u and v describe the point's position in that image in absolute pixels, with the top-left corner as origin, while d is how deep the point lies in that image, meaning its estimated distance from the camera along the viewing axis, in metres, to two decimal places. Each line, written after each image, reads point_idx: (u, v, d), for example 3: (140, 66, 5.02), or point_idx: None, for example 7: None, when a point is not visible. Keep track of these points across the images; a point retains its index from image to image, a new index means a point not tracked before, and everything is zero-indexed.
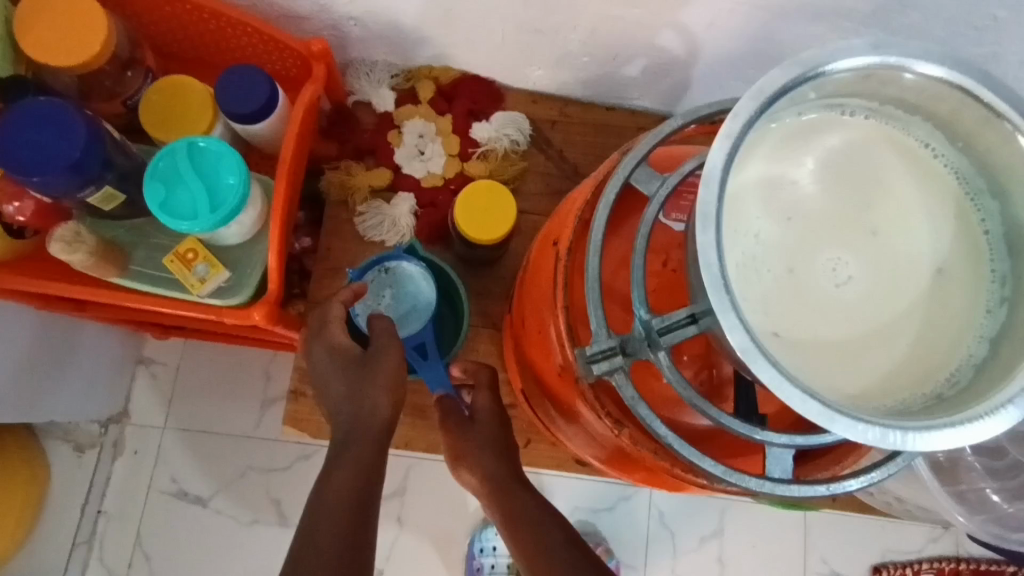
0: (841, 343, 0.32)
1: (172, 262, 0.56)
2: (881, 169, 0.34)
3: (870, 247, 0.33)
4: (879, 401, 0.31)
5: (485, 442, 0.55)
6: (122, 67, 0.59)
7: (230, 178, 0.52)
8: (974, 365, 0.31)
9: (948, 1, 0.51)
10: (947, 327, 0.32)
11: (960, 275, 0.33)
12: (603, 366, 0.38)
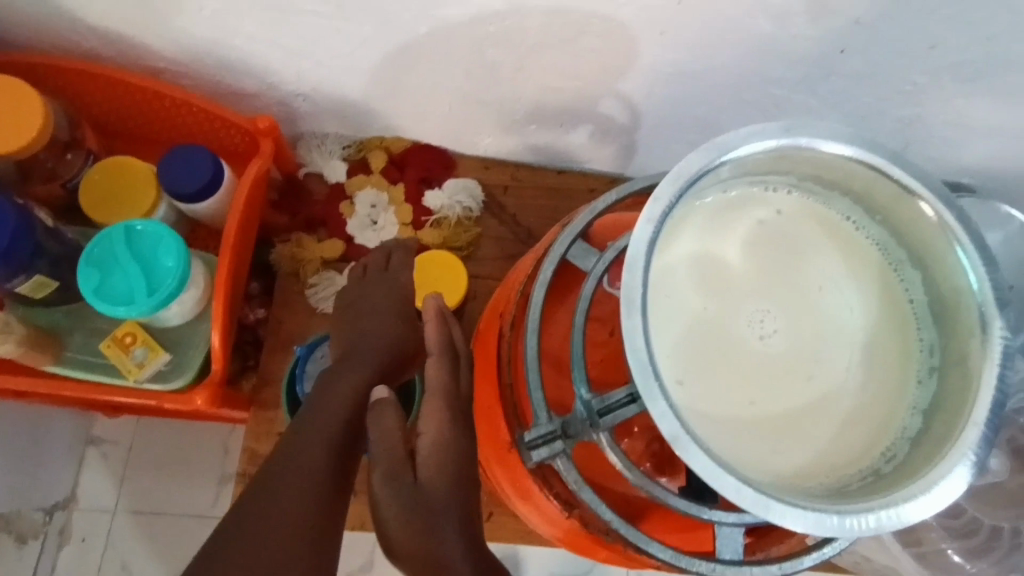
0: (778, 419, 0.32)
1: (108, 347, 0.54)
2: (806, 243, 0.35)
3: (802, 320, 0.33)
4: (817, 479, 0.31)
5: (446, 519, 0.41)
6: (62, 149, 0.58)
7: (168, 260, 0.51)
8: (909, 438, 0.32)
9: (867, 68, 0.54)
10: (878, 399, 0.33)
11: (888, 346, 0.34)
12: (544, 452, 0.38)
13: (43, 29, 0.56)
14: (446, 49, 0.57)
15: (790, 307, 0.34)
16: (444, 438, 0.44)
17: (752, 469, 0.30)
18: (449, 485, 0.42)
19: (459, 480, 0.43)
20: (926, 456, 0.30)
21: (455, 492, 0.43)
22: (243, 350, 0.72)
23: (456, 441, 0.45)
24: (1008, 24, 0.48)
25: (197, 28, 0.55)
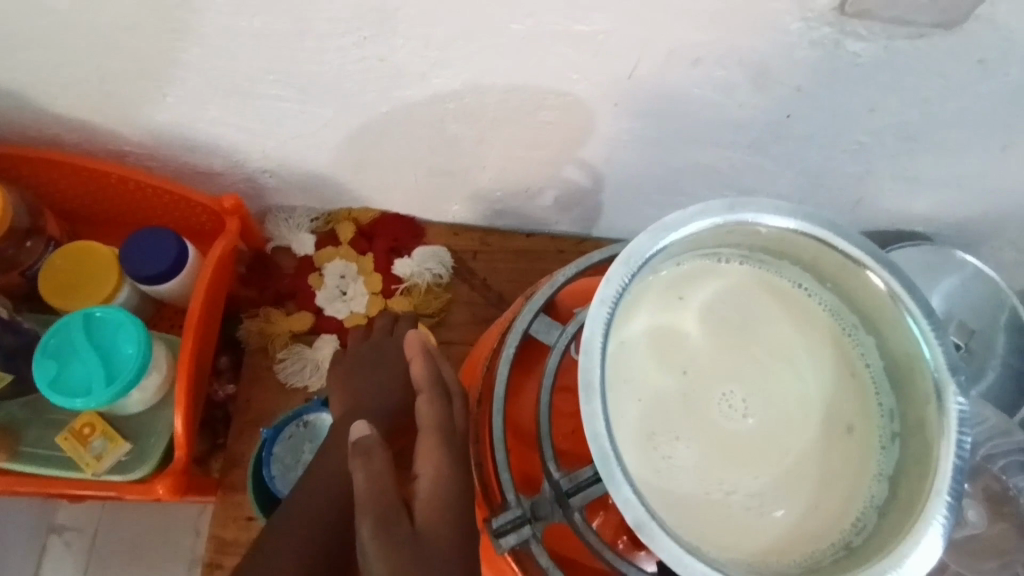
0: (747, 495, 0.32)
1: (64, 440, 0.52)
2: (762, 313, 0.35)
3: (763, 390, 0.34)
4: (790, 556, 0.31)
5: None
6: (21, 237, 0.58)
7: (128, 346, 0.51)
8: (878, 507, 0.32)
9: (815, 130, 0.57)
10: (844, 468, 0.33)
11: (849, 413, 0.34)
12: (513, 538, 0.37)
13: (5, 119, 0.57)
14: (410, 126, 0.58)
15: (749, 378, 0.34)
16: (444, 473, 0.38)
17: (723, 551, 0.30)
18: (449, 541, 0.36)
19: (460, 536, 0.37)
20: (895, 528, 0.30)
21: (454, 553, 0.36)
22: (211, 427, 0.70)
23: (456, 486, 0.38)
24: (940, 88, 0.51)
25: (163, 114, 0.56)
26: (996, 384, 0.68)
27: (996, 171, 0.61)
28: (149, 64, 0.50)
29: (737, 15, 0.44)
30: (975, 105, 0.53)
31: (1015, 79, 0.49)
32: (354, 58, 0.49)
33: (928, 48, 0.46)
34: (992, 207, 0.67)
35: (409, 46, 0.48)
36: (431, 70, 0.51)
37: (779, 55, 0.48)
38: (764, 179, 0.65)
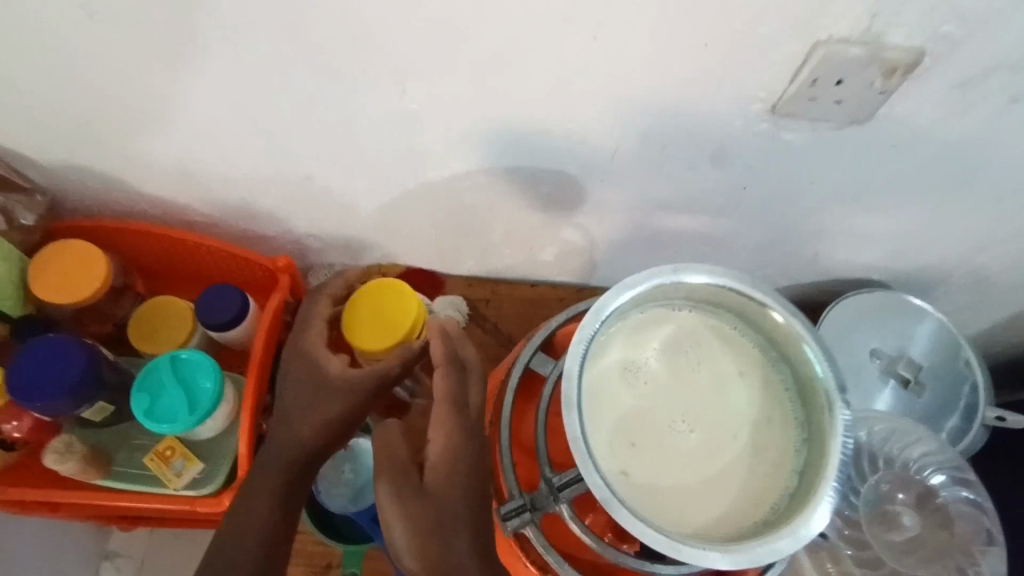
0: (692, 485, 0.42)
1: (151, 460, 0.64)
2: (706, 347, 0.46)
3: (706, 407, 0.45)
4: (724, 529, 0.41)
5: (452, 519, 0.47)
6: (117, 293, 0.71)
7: (207, 381, 0.62)
8: (790, 493, 0.42)
9: (769, 199, 0.69)
10: (768, 465, 0.43)
11: (773, 422, 0.44)
12: (516, 521, 0.47)
13: (106, 198, 0.70)
14: (433, 197, 0.71)
15: (695, 398, 0.45)
16: (453, 445, 0.49)
17: (671, 525, 0.41)
18: (455, 493, 0.48)
19: (463, 492, 0.48)
20: (801, 508, 0.40)
21: (459, 503, 0.48)
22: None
23: (461, 455, 0.49)
24: (865, 166, 0.62)
25: (233, 191, 0.69)
26: (944, 408, 0.79)
27: (929, 229, 0.72)
28: (231, 155, 0.63)
29: (690, 112, 0.57)
30: (898, 176, 0.64)
31: (926, 157, 0.61)
32: (391, 146, 0.62)
33: (848, 136, 0.58)
34: (934, 255, 0.77)
35: (434, 138, 0.61)
36: (451, 155, 0.63)
37: (729, 141, 0.60)
38: (733, 236, 0.76)
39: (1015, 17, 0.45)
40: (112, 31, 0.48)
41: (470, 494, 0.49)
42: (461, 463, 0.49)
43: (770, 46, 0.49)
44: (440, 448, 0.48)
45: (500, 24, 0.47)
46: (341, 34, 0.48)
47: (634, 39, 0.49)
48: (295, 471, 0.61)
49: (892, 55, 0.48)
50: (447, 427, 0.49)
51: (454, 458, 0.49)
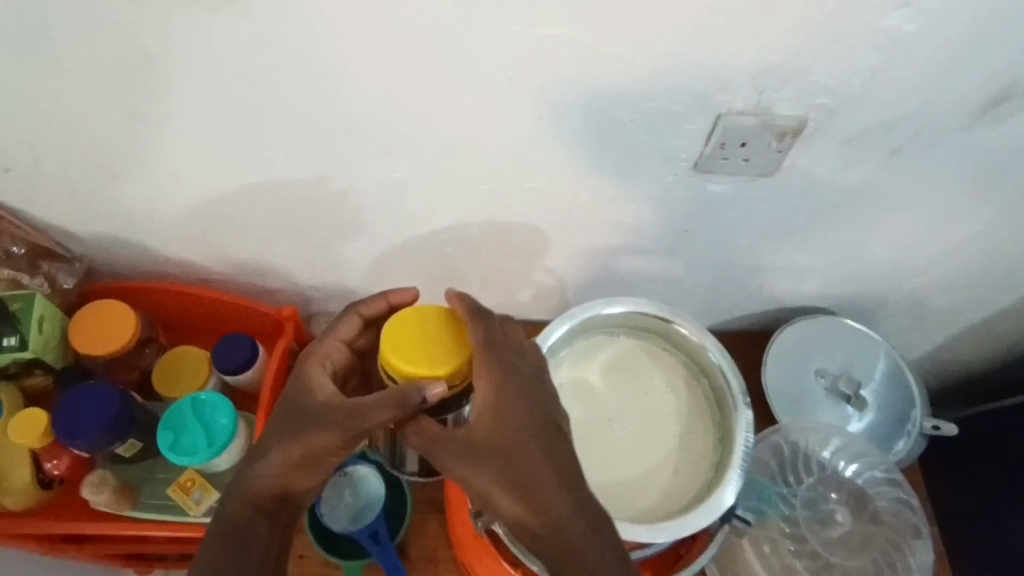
0: (633, 476, 0.62)
1: (174, 492, 0.73)
2: (640, 368, 0.67)
3: (641, 416, 0.65)
4: (657, 509, 0.60)
5: (518, 450, 0.53)
6: (143, 344, 0.81)
7: (222, 418, 0.71)
8: (707, 479, 0.61)
9: (710, 242, 0.78)
10: (693, 458, 0.63)
11: (694, 425, 0.65)
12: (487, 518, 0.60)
13: (134, 262, 0.81)
14: (417, 251, 0.81)
15: (633, 409, 0.65)
16: (495, 384, 0.55)
17: (617, 508, 0.60)
18: (510, 429, 0.54)
19: (509, 429, 0.54)
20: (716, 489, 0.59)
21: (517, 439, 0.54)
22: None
23: (504, 392, 0.55)
24: (788, 211, 0.72)
25: (243, 251, 0.80)
26: (887, 421, 0.87)
27: (857, 262, 0.81)
28: (242, 221, 0.74)
29: (627, 172, 0.67)
30: (818, 219, 0.73)
31: (836, 202, 0.70)
32: (378, 209, 0.73)
33: (765, 187, 0.68)
34: (868, 285, 0.86)
35: (414, 200, 0.71)
36: (430, 215, 0.74)
37: (664, 194, 0.70)
38: (685, 275, 0.86)
39: (873, 90, 0.56)
40: (151, 123, 0.60)
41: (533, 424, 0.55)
42: (504, 402, 0.55)
43: (682, 119, 0.60)
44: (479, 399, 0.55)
45: (460, 109, 0.59)
46: (332, 119, 0.60)
47: (569, 117, 0.60)
48: (254, 515, 0.56)
49: (781, 122, 0.59)
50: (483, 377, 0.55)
51: (494, 398, 0.55)
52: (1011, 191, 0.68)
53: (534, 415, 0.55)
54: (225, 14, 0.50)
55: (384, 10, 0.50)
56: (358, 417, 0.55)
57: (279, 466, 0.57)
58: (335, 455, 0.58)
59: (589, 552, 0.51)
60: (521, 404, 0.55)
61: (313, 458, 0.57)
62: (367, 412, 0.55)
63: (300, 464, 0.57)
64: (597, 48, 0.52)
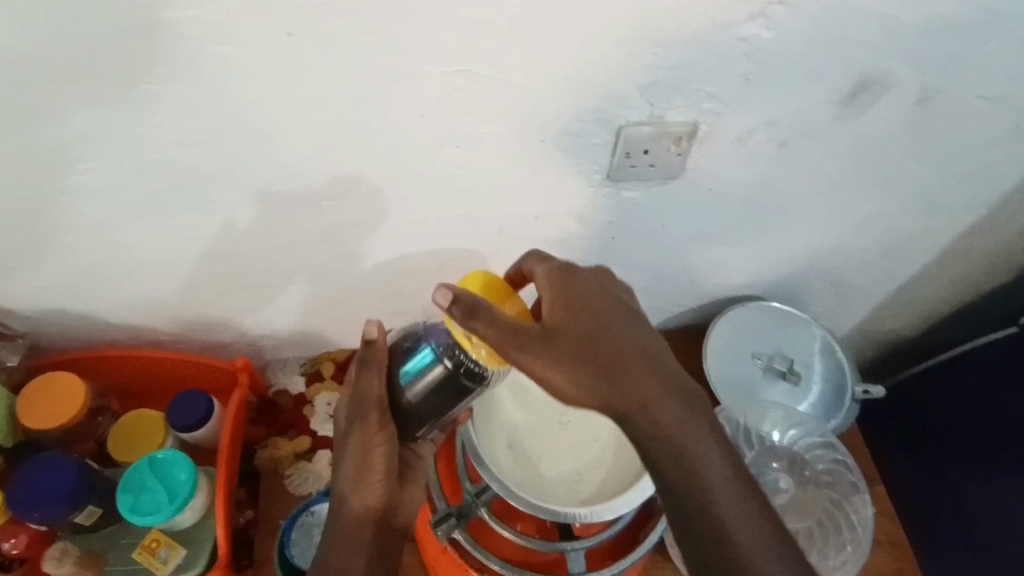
0: (578, 468, 0.64)
1: (140, 554, 0.72)
2: None
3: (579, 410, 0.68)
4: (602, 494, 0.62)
5: (604, 339, 0.54)
6: (95, 413, 0.81)
7: (182, 473, 0.72)
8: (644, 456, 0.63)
9: (637, 249, 0.84)
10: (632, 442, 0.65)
11: None
12: (444, 526, 0.61)
13: (80, 332, 0.82)
14: (363, 288, 0.83)
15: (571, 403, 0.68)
16: (564, 282, 0.56)
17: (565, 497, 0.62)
18: (590, 319, 0.55)
19: (587, 320, 0.55)
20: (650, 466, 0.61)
21: (598, 328, 0.55)
22: (238, 552, 0.83)
23: (574, 290, 0.56)
24: (701, 210, 0.78)
25: (191, 308, 0.81)
26: (822, 393, 0.94)
27: (774, 249, 0.88)
28: (185, 279, 0.76)
29: (550, 191, 0.72)
30: (730, 214, 0.79)
31: (743, 195, 0.76)
32: (319, 252, 0.75)
33: (676, 190, 0.74)
34: (790, 269, 0.93)
35: (352, 239, 0.74)
36: (371, 251, 0.77)
37: (587, 207, 0.75)
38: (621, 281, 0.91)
39: (750, 92, 0.63)
40: (86, 194, 0.62)
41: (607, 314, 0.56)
42: (580, 299, 0.56)
43: (588, 135, 0.65)
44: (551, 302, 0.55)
45: (384, 148, 0.63)
46: (263, 171, 0.63)
47: (486, 145, 0.64)
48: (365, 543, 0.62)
49: (676, 128, 0.65)
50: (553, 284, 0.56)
51: (570, 295, 0.55)
52: (893, 168, 0.76)
53: (610, 308, 0.56)
54: (149, 83, 0.53)
55: (299, 65, 0.54)
56: (364, 398, 0.58)
57: (356, 489, 0.62)
58: (377, 445, 0.59)
59: (685, 429, 0.53)
60: (595, 301, 0.56)
61: (373, 464, 0.61)
62: (361, 383, 0.57)
63: (366, 477, 0.61)
64: (501, 80, 0.57)
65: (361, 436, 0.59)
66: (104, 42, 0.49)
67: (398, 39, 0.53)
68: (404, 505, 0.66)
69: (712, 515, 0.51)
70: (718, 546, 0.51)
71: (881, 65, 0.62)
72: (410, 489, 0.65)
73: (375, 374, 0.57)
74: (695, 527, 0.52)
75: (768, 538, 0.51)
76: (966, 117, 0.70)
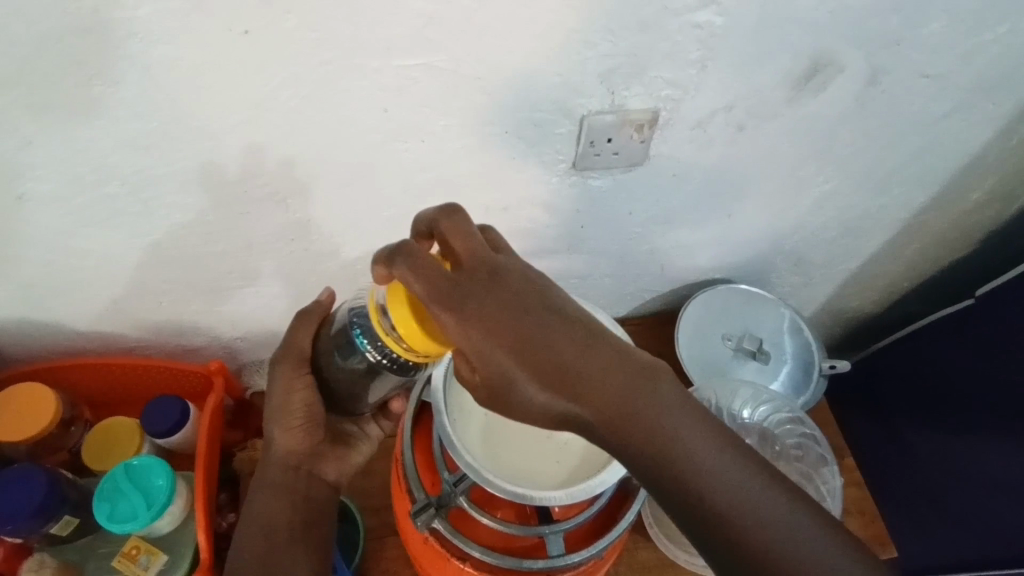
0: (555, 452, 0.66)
1: (120, 561, 0.72)
2: None
3: None
4: (581, 475, 0.63)
5: (529, 349, 0.46)
6: (67, 424, 0.80)
7: (159, 479, 0.72)
8: None
9: (604, 236, 0.85)
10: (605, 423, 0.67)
11: None
12: (423, 516, 0.62)
13: (46, 343, 0.81)
14: (334, 287, 0.83)
15: None
16: (462, 316, 0.45)
17: (546, 482, 0.63)
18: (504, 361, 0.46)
19: (506, 362, 0.46)
20: None
21: (517, 365, 0.45)
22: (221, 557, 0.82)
23: (477, 328, 0.45)
24: (662, 196, 0.79)
25: (158, 313, 0.80)
26: (793, 369, 0.97)
27: (738, 231, 0.89)
28: (149, 285, 0.75)
29: (513, 182, 0.72)
30: (692, 199, 0.81)
31: (705, 179, 0.78)
32: (286, 251, 0.75)
33: (638, 176, 0.75)
34: (754, 250, 0.95)
35: (318, 237, 0.74)
36: (338, 249, 0.77)
37: (552, 196, 0.76)
38: (592, 269, 0.91)
39: (705, 78, 0.64)
40: (39, 202, 0.61)
41: (519, 342, 0.45)
42: (492, 303, 0.46)
43: (550, 125, 0.66)
44: (458, 327, 0.45)
45: (344, 144, 0.63)
46: (226, 172, 0.63)
47: (448, 138, 0.65)
48: (285, 491, 0.67)
49: (635, 115, 0.66)
50: (449, 308, 0.45)
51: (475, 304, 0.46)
52: (847, 148, 0.78)
53: (525, 307, 0.47)
54: (100, 86, 0.53)
55: (251, 62, 0.53)
56: (288, 346, 0.64)
57: (281, 433, 0.66)
58: (297, 389, 0.64)
59: (652, 415, 0.47)
60: (506, 323, 0.46)
61: (297, 412, 0.65)
62: (294, 333, 0.64)
63: (291, 424, 0.66)
64: (458, 72, 0.58)
65: (282, 380, 0.64)
66: (48, 44, 0.49)
67: (353, 33, 0.53)
68: (333, 460, 0.71)
69: (723, 517, 0.45)
70: (737, 554, 0.44)
71: (829, 47, 0.64)
72: (338, 447, 0.71)
73: (306, 328, 0.64)
74: (709, 541, 0.45)
75: (791, 526, 0.45)
76: (913, 95, 0.73)
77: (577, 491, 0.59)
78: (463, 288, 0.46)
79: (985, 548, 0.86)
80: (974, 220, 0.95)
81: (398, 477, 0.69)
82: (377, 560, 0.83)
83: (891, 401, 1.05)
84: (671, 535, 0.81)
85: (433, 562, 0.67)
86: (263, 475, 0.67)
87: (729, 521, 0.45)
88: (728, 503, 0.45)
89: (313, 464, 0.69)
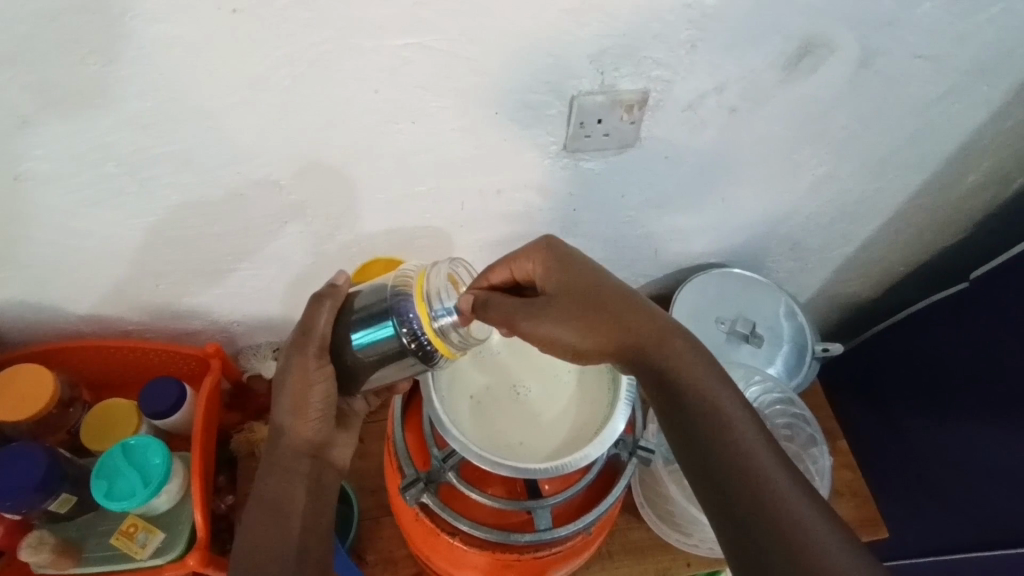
0: (541, 432, 0.66)
1: (118, 538, 0.73)
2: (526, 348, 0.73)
3: (537, 386, 0.70)
4: (566, 451, 0.64)
5: (595, 282, 0.59)
6: (66, 404, 0.81)
7: (156, 458, 0.73)
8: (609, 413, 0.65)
9: (598, 219, 0.85)
10: (592, 405, 0.67)
11: (588, 381, 0.70)
12: (412, 491, 0.63)
13: (45, 325, 0.82)
14: (328, 269, 0.84)
15: (527, 379, 0.71)
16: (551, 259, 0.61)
17: (533, 456, 0.64)
18: (574, 280, 0.59)
19: (571, 286, 0.59)
20: (609, 423, 0.63)
21: (577, 289, 0.59)
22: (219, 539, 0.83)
23: (563, 264, 0.61)
24: (655, 179, 0.80)
25: (157, 296, 0.81)
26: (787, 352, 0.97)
27: (733, 215, 0.90)
28: (147, 266, 0.76)
29: (507, 164, 0.73)
30: (686, 181, 0.81)
31: (698, 161, 0.78)
32: (281, 232, 0.76)
33: (631, 158, 0.75)
34: (748, 234, 0.95)
35: (313, 220, 0.75)
36: (334, 231, 0.77)
37: (545, 178, 0.76)
38: None
39: (697, 58, 0.64)
40: (38, 182, 0.62)
41: (589, 275, 0.60)
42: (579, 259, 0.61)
43: (543, 107, 0.66)
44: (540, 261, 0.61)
45: (339, 125, 0.63)
46: (220, 153, 0.64)
47: (442, 119, 0.65)
48: (297, 471, 0.67)
49: (625, 96, 0.66)
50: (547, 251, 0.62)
51: (575, 258, 0.61)
52: (842, 132, 0.78)
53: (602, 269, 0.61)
54: (96, 65, 0.53)
55: (244, 41, 0.54)
56: (309, 332, 0.60)
57: (293, 420, 0.65)
58: (316, 383, 0.62)
59: (694, 366, 0.55)
60: (583, 266, 0.60)
61: (310, 399, 0.63)
62: (312, 316, 0.61)
63: (309, 411, 0.65)
64: (450, 53, 0.58)
65: (298, 367, 0.61)
66: (44, 22, 0.49)
67: (345, 15, 0.53)
68: (342, 445, 0.71)
69: (731, 454, 0.50)
70: (752, 494, 0.48)
71: (823, 28, 0.64)
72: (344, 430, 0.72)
73: (325, 311, 0.60)
74: (729, 477, 0.50)
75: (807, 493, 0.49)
76: (908, 77, 0.73)
77: (561, 463, 0.60)
78: (552, 252, 0.61)
79: (978, 530, 0.86)
80: (969, 205, 0.95)
81: (389, 454, 0.70)
82: (373, 539, 0.84)
83: (887, 386, 1.06)
84: (665, 519, 0.81)
85: (424, 538, 0.68)
86: (267, 463, 0.67)
87: (755, 469, 0.49)
88: (751, 454, 0.50)
89: (322, 447, 0.69)
